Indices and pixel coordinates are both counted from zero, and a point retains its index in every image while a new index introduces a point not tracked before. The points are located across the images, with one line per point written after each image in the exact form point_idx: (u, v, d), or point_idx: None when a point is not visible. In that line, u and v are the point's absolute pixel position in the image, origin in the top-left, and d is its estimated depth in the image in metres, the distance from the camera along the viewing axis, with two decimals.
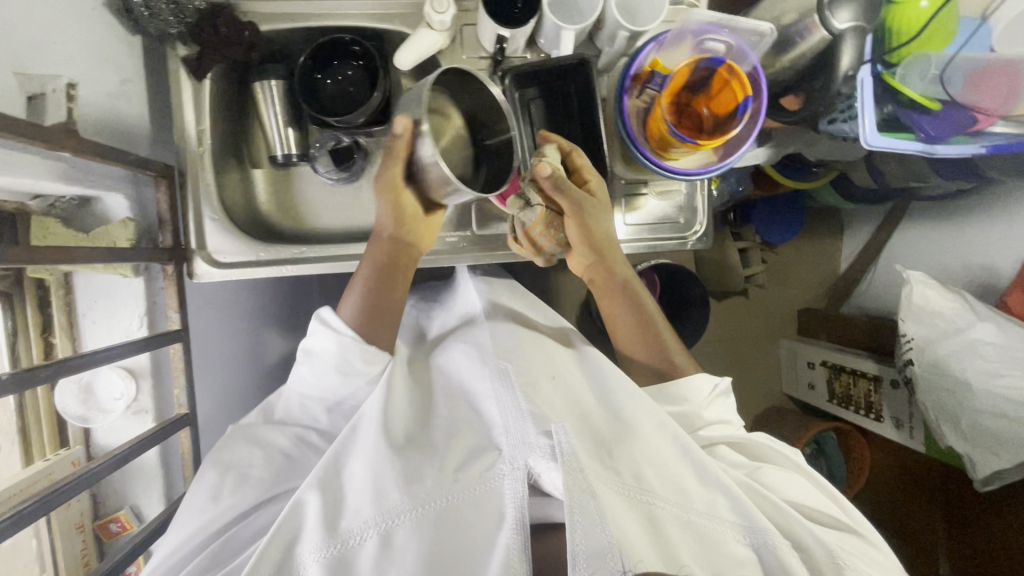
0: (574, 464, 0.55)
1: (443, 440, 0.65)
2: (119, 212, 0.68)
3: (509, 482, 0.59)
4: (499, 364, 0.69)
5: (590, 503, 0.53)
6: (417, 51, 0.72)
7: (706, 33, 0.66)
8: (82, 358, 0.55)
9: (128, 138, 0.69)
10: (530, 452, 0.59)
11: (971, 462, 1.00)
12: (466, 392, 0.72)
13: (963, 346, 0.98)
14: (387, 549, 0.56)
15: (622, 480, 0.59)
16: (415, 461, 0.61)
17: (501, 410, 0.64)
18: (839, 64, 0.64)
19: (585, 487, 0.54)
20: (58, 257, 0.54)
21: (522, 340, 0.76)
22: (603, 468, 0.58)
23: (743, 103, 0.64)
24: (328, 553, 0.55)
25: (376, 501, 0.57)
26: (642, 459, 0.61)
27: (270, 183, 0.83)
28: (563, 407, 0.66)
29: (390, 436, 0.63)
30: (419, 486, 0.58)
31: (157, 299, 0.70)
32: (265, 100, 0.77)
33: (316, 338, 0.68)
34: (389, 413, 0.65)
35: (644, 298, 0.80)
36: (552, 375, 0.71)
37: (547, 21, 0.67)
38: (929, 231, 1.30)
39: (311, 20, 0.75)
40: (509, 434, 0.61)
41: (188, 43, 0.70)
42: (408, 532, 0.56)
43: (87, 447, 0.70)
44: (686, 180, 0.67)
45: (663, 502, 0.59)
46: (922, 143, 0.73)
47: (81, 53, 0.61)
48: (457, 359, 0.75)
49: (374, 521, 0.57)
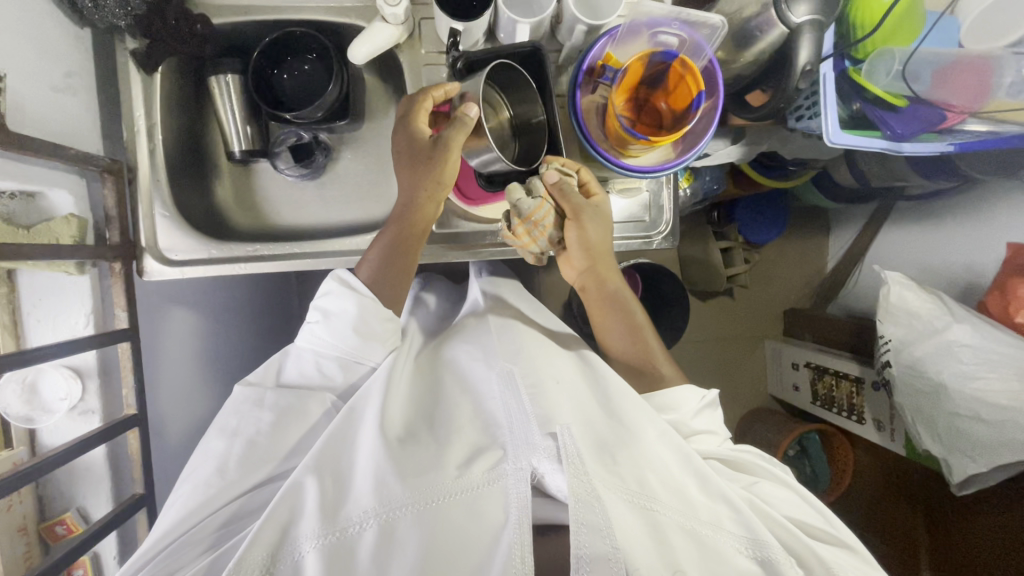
0: (579, 467, 0.54)
1: (444, 439, 0.64)
2: (63, 208, 0.66)
3: (513, 482, 0.56)
4: (505, 368, 0.69)
5: (595, 506, 0.52)
6: (373, 45, 0.70)
7: (659, 26, 0.64)
8: (13, 356, 0.54)
9: (77, 133, 0.67)
10: (535, 453, 0.57)
11: (947, 466, 0.97)
12: (469, 393, 0.71)
13: (939, 348, 0.97)
14: (385, 541, 0.53)
15: (626, 485, 0.57)
16: (416, 459, 0.60)
17: (507, 415, 0.63)
18: (797, 60, 0.61)
19: (591, 490, 0.53)
20: None
21: (523, 335, 0.77)
22: (608, 473, 0.57)
23: (696, 99, 0.62)
24: (325, 541, 0.53)
25: (376, 491, 0.56)
26: (647, 464, 0.60)
27: (230, 180, 0.83)
28: (566, 403, 0.64)
29: (388, 436, 0.62)
30: (421, 480, 0.57)
31: (104, 297, 0.69)
32: (221, 94, 0.76)
33: (332, 299, 0.69)
34: (386, 414, 0.65)
35: (636, 313, 0.79)
36: (557, 377, 0.69)
37: (501, 14, 0.66)
38: (912, 231, 1.29)
39: (265, 13, 0.73)
40: (513, 436, 0.60)
41: (137, 36, 0.69)
42: (409, 523, 0.54)
43: (31, 447, 0.68)
44: (643, 178, 0.66)
45: (667, 508, 0.57)
46: (888, 141, 0.70)
47: (22, 44, 0.60)
48: (460, 364, 0.76)
49: (374, 511, 0.55)
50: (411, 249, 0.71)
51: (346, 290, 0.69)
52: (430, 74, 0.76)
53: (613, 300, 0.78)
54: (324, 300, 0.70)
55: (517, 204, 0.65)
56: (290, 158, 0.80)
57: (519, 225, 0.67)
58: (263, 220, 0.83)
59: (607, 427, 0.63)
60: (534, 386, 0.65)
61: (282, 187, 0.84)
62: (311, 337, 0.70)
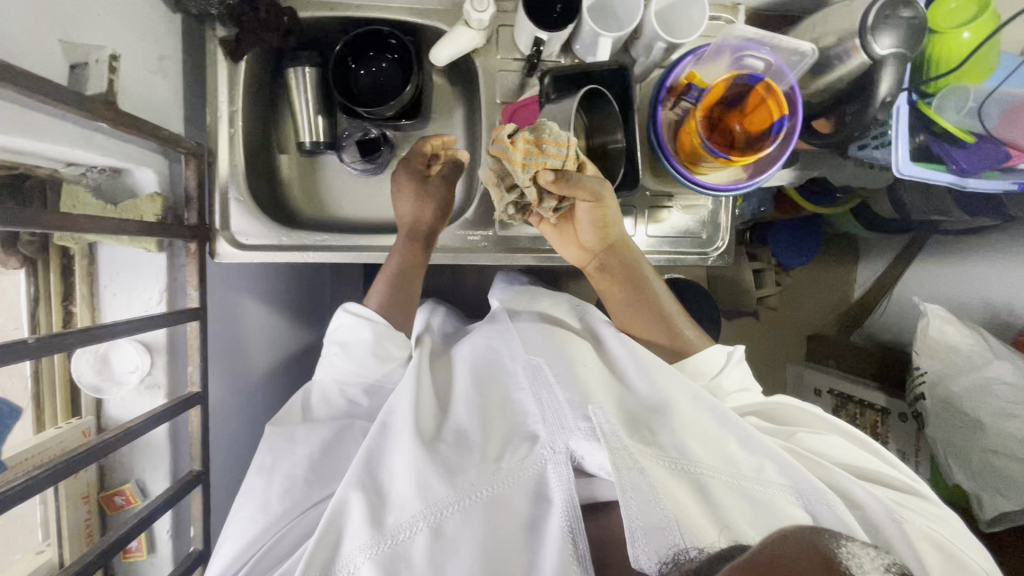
0: (616, 443, 0.55)
1: (479, 431, 0.64)
2: (148, 186, 0.67)
3: (552, 468, 0.59)
4: (531, 360, 0.69)
5: (640, 480, 0.53)
6: (453, 48, 0.72)
7: (746, 49, 0.64)
8: (96, 330, 0.54)
9: (163, 114, 0.69)
10: (570, 435, 0.59)
11: (978, 501, 0.98)
12: (497, 376, 0.70)
13: (977, 384, 0.97)
14: (439, 541, 0.55)
15: (665, 454, 0.59)
16: (455, 456, 0.61)
17: (536, 402, 0.64)
18: (878, 92, 0.63)
19: (631, 464, 0.54)
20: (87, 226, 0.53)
21: (554, 334, 0.74)
22: (645, 446, 0.59)
23: (778, 122, 0.63)
24: (379, 550, 0.55)
25: (421, 494, 0.57)
26: (683, 431, 0.60)
27: (296, 169, 0.84)
28: (599, 387, 0.65)
29: (425, 433, 0.63)
30: (462, 477, 0.58)
31: (177, 276, 0.70)
32: (297, 87, 0.77)
33: (347, 330, 0.71)
34: (422, 412, 0.65)
35: (657, 290, 0.76)
36: (586, 362, 0.69)
37: (585, 27, 0.68)
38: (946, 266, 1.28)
39: (349, 11, 0.75)
40: (545, 421, 0.62)
41: (228, 25, 0.71)
42: (457, 522, 0.56)
43: (98, 418, 0.69)
44: (715, 195, 0.67)
45: (711, 470, 0.57)
46: (953, 176, 0.71)
47: (127, 27, 0.62)
48: (479, 351, 0.74)
49: (422, 514, 0.56)
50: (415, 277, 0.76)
51: (359, 318, 0.70)
52: (504, 80, 0.78)
53: (633, 282, 0.76)
54: (341, 332, 0.71)
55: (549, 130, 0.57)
56: (356, 153, 0.81)
57: (525, 140, 0.57)
58: (325, 211, 0.85)
59: (641, 406, 0.65)
60: (562, 372, 0.65)
61: (343, 179, 0.85)
62: (332, 367, 0.72)
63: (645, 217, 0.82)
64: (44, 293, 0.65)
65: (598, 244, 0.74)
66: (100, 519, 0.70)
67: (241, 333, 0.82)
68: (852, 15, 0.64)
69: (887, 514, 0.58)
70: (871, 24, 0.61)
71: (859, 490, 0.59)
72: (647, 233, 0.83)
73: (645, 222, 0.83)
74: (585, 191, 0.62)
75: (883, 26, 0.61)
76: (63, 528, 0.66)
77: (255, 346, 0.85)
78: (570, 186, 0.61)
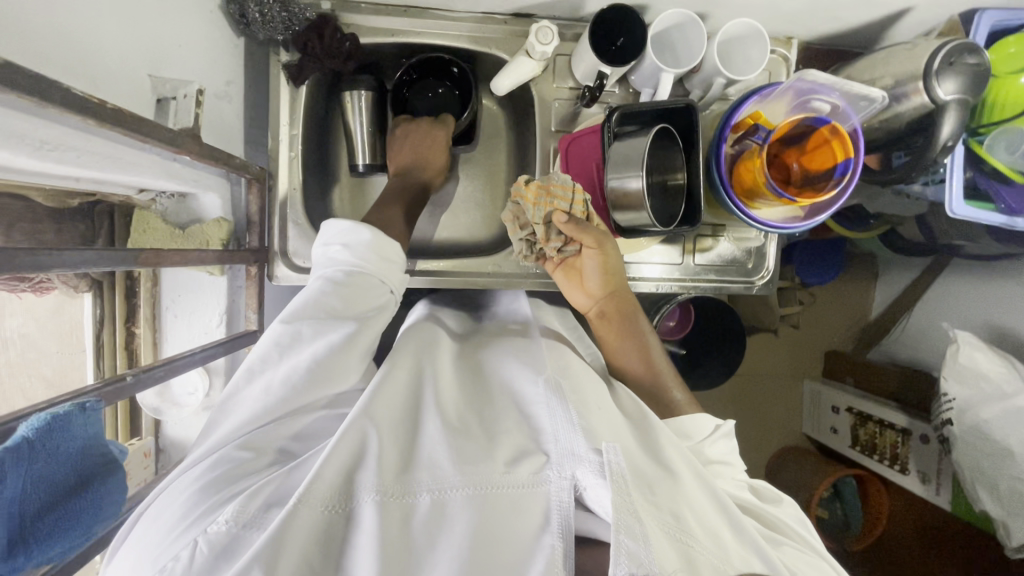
0: (624, 488, 0.45)
1: (492, 431, 0.53)
2: (212, 210, 0.68)
3: (553, 494, 0.47)
4: (552, 377, 0.58)
5: (637, 527, 0.43)
6: (514, 77, 0.73)
7: (814, 93, 0.66)
8: (166, 365, 0.51)
9: (227, 138, 0.70)
10: (580, 465, 0.47)
11: (1005, 529, 0.97)
12: (513, 394, 0.59)
13: (1007, 413, 0.95)
14: (437, 520, 0.45)
15: (662, 514, 0.47)
16: (473, 444, 0.50)
17: (550, 417, 0.52)
18: (939, 135, 0.64)
19: (633, 511, 0.44)
20: (177, 260, 0.51)
21: (568, 359, 0.65)
22: (646, 501, 0.47)
23: (843, 163, 0.64)
24: (383, 498, 0.45)
25: (430, 473, 0.48)
26: (682, 502, 0.49)
27: (347, 190, 0.85)
28: (609, 426, 0.54)
29: (447, 419, 0.53)
30: (476, 464, 0.48)
31: (236, 298, 0.71)
32: (353, 109, 0.77)
33: (347, 233, 0.59)
34: (443, 400, 0.56)
35: (660, 364, 0.72)
36: (600, 400, 0.59)
37: (647, 61, 0.70)
38: (960, 286, 1.23)
39: (408, 37, 0.75)
40: (557, 440, 0.50)
41: (291, 50, 0.72)
42: (462, 507, 0.46)
43: (156, 438, 0.70)
44: (768, 231, 0.67)
45: (701, 545, 0.46)
46: (1003, 215, 0.72)
47: (201, 55, 0.63)
48: (506, 360, 0.65)
49: (426, 489, 0.46)
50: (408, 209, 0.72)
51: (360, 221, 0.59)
52: (559, 107, 0.79)
53: (633, 334, 0.73)
54: (344, 235, 0.58)
55: (556, 176, 0.66)
56: None
57: (536, 183, 0.66)
58: None
59: (648, 454, 0.53)
60: (577, 401, 0.55)
61: None
62: (331, 261, 0.58)
63: (692, 245, 0.83)
64: (109, 314, 0.66)
65: (602, 289, 0.74)
66: None
67: None
68: (914, 59, 0.65)
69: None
70: (936, 69, 0.62)
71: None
72: (693, 261, 0.84)
73: (692, 251, 0.84)
74: (592, 236, 0.68)
75: (948, 72, 0.62)
76: None
77: None
78: (579, 229, 0.67)
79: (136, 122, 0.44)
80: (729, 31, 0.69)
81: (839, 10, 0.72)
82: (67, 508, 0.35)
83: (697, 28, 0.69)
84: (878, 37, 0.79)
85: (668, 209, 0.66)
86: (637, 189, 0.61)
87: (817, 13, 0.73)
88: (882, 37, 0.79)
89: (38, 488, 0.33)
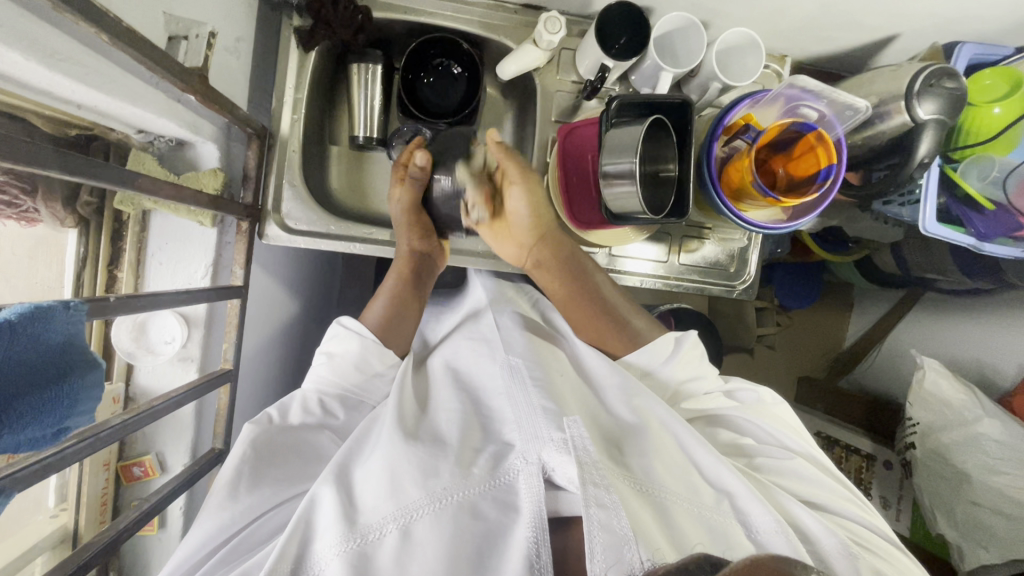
0: (587, 459, 0.53)
1: (447, 442, 0.61)
2: (208, 160, 0.68)
3: (524, 478, 0.56)
4: (509, 360, 0.69)
5: (605, 497, 0.50)
6: (518, 65, 0.75)
7: (802, 100, 0.70)
8: (146, 301, 0.50)
9: (234, 92, 0.70)
10: (543, 446, 0.57)
11: (958, 551, 0.95)
12: (477, 387, 0.71)
13: (966, 439, 0.95)
14: (407, 544, 0.52)
15: (633, 475, 0.57)
16: (430, 455, 0.58)
17: (513, 404, 0.63)
18: (917, 152, 0.67)
19: (601, 483, 0.51)
20: (152, 187, 0.51)
21: (534, 342, 0.74)
22: (617, 467, 0.57)
23: (826, 169, 0.67)
24: (348, 548, 0.51)
25: (393, 495, 0.54)
26: (652, 455, 0.61)
27: (345, 162, 0.85)
28: (577, 404, 0.65)
29: (403, 427, 0.62)
30: (436, 481, 0.55)
31: (224, 253, 0.71)
32: (359, 82, 0.78)
33: (338, 342, 0.70)
34: (404, 408, 0.65)
35: (642, 327, 0.77)
36: (562, 371, 0.71)
37: (648, 60, 0.73)
38: (925, 319, 1.25)
39: (420, 15, 0.77)
40: (521, 430, 0.60)
41: (303, 16, 0.73)
42: (427, 525, 0.53)
43: (126, 385, 0.69)
44: (758, 232, 0.69)
45: (672, 494, 0.57)
46: (972, 238, 0.75)
47: (218, 4, 0.63)
48: (464, 360, 0.75)
49: (393, 516, 0.53)
50: (410, 307, 0.76)
51: (352, 331, 0.69)
52: (560, 99, 0.81)
53: (583, 282, 0.76)
54: (331, 343, 0.70)
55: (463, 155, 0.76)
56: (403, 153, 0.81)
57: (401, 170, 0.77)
58: (368, 205, 0.86)
59: (607, 434, 0.64)
60: (540, 376, 0.65)
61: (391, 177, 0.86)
62: (315, 376, 0.68)
63: (679, 245, 0.85)
64: (92, 253, 0.65)
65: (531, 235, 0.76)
66: (114, 490, 0.69)
67: (260, 312, 0.81)
68: (897, 79, 0.68)
69: (841, 552, 0.59)
70: (917, 90, 0.65)
71: (812, 523, 0.61)
72: (677, 261, 0.86)
73: (678, 251, 0.86)
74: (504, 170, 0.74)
75: (927, 93, 0.65)
76: (82, 494, 0.66)
77: (263, 328, 0.83)
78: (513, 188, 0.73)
79: (146, 46, 0.45)
80: (728, 39, 0.72)
81: (830, 31, 0.76)
82: (40, 398, 0.35)
83: (698, 33, 0.71)
84: (866, 62, 0.84)
85: (657, 202, 0.68)
86: (629, 176, 0.62)
87: (811, 32, 0.77)
88: (870, 62, 0.84)
89: (13, 370, 0.34)
